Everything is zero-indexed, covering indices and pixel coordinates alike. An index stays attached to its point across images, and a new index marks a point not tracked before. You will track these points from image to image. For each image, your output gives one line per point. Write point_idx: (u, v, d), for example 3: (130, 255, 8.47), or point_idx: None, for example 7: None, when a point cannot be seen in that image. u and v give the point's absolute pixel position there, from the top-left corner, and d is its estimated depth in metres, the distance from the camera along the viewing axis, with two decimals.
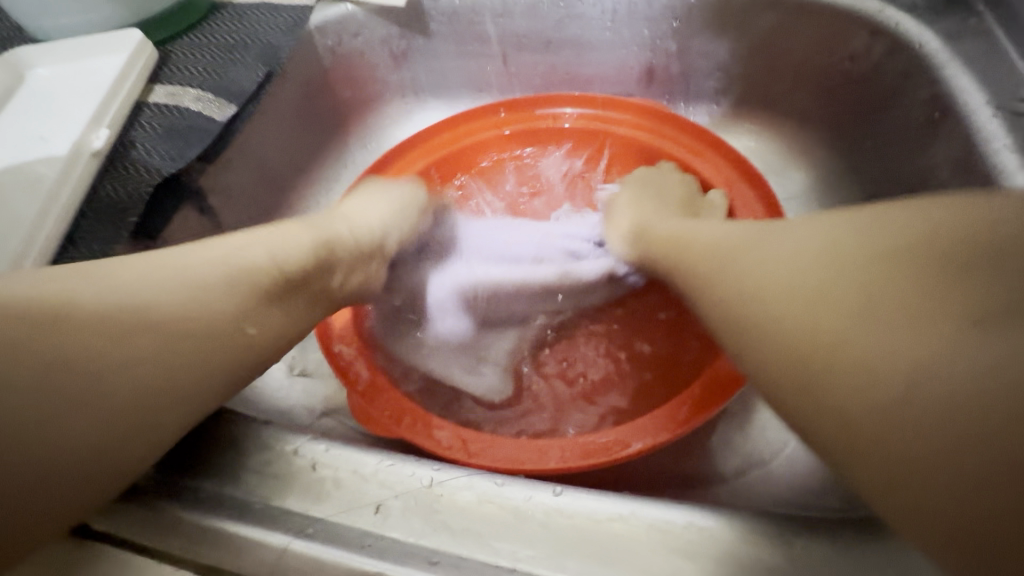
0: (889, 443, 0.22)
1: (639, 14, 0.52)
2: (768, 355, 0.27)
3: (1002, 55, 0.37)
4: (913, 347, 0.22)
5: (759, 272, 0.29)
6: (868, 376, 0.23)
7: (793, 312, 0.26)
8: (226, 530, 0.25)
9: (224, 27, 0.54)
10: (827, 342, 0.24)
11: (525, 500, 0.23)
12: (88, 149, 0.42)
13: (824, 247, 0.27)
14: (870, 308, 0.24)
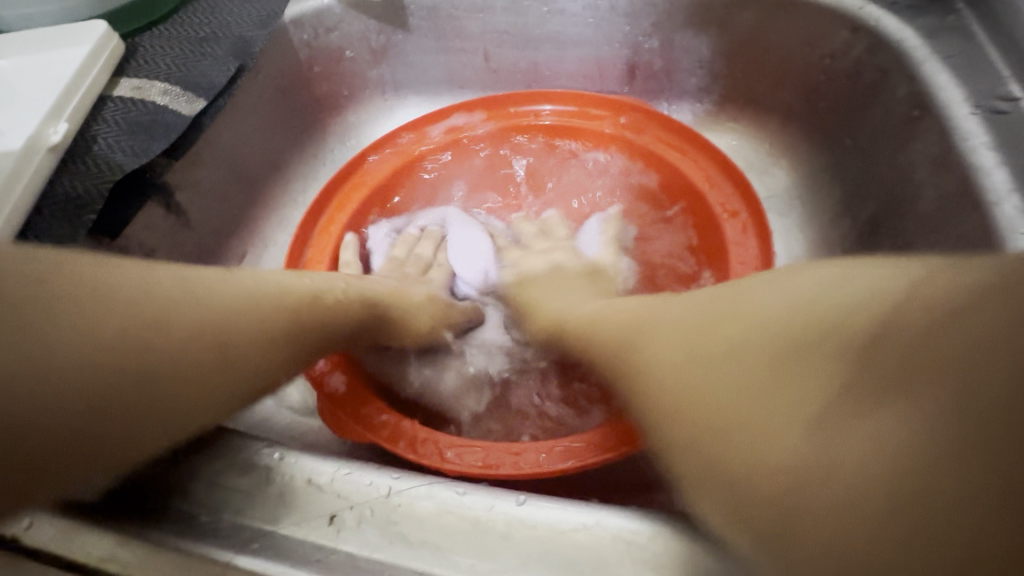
0: (776, 505, 0.19)
1: (620, 10, 0.51)
2: (655, 415, 0.25)
3: (980, 52, 0.36)
4: (794, 402, 0.21)
5: (654, 335, 0.28)
6: (763, 428, 0.21)
7: (688, 367, 0.24)
8: (167, 544, 0.23)
9: (197, 19, 0.53)
10: (720, 400, 0.22)
11: (486, 510, 0.22)
12: (44, 143, 0.40)
13: (720, 306, 0.27)
14: (764, 354, 0.22)
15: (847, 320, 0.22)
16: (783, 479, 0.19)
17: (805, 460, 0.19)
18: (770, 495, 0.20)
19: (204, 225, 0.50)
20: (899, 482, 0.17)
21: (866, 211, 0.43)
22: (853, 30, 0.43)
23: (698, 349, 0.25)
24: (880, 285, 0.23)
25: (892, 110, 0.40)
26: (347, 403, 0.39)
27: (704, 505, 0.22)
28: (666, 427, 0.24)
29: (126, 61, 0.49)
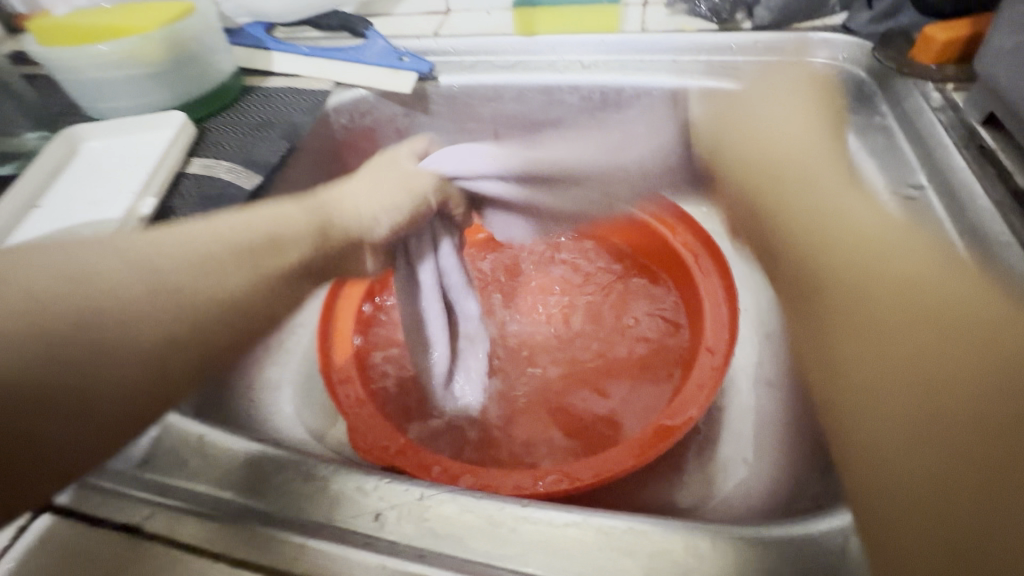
0: (920, 463, 0.27)
1: (610, 102, 0.61)
2: (887, 339, 0.31)
3: (896, 149, 0.45)
4: (1002, 409, 0.27)
5: (926, 296, 0.32)
6: (1004, 399, 0.28)
7: (930, 344, 0.30)
8: (234, 526, 0.27)
9: (256, 108, 0.63)
10: (956, 382, 0.28)
11: (498, 510, 0.27)
12: (136, 216, 0.49)
13: (918, 288, 0.32)
14: (998, 340, 0.29)
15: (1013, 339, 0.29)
16: (926, 449, 0.27)
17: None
18: (974, 437, 0.27)
19: None
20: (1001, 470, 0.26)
21: None
22: None
23: (924, 338, 0.30)
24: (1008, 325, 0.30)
25: None
26: (360, 412, 0.43)
27: (874, 419, 0.30)
28: (900, 400, 0.29)
29: (196, 143, 0.59)
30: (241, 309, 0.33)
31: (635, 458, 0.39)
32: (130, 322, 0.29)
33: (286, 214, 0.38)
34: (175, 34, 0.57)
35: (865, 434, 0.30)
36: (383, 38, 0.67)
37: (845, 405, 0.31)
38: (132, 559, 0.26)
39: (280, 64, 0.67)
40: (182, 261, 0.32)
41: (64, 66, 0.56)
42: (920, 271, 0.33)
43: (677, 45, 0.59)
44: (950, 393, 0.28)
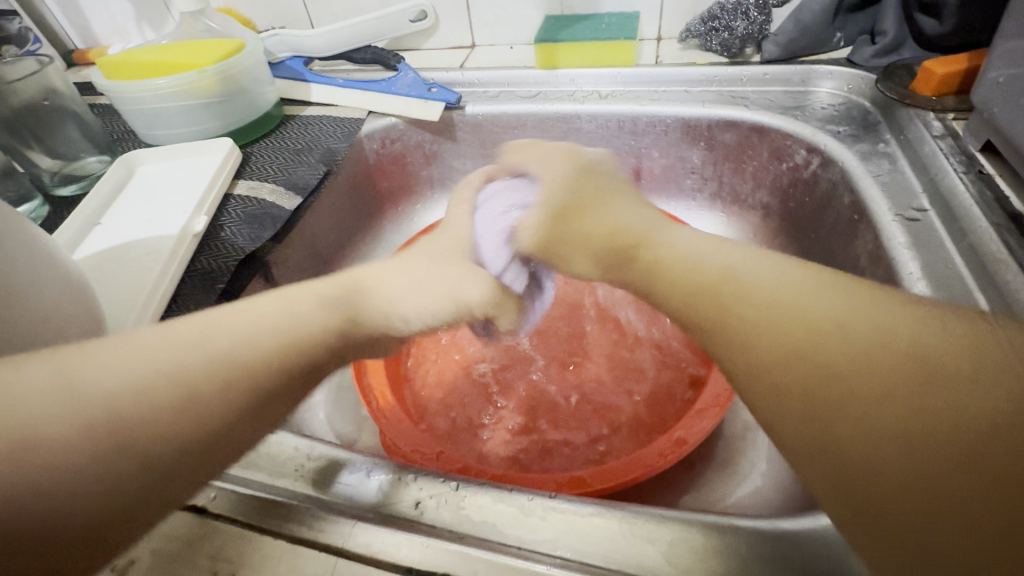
0: (883, 444, 0.21)
1: (626, 130, 0.64)
2: (769, 346, 0.25)
3: (901, 172, 0.47)
4: (924, 346, 0.23)
5: (756, 336, 0.26)
6: (907, 417, 0.21)
7: (777, 391, 0.24)
8: (290, 510, 0.30)
9: (295, 134, 0.68)
10: (848, 405, 0.22)
11: (529, 500, 0.30)
12: (190, 232, 0.53)
13: (770, 300, 0.26)
14: (857, 362, 0.23)
15: (814, 295, 0.26)
16: (888, 493, 0.21)
17: (940, 416, 0.21)
18: (918, 396, 0.21)
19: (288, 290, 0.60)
20: (1004, 419, 0.20)
21: None
22: (808, 149, 0.54)
23: (773, 362, 0.25)
24: (830, 277, 0.27)
25: (841, 214, 0.50)
26: (391, 416, 0.46)
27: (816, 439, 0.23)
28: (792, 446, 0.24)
29: (241, 167, 0.63)
30: (228, 421, 0.26)
31: (653, 463, 0.41)
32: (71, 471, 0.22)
33: (305, 307, 0.31)
34: (226, 68, 0.62)
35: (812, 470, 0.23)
36: (413, 71, 0.72)
37: (775, 427, 0.25)
38: (199, 536, 0.29)
39: (318, 94, 0.72)
40: (147, 383, 0.25)
41: (126, 98, 0.62)
42: (767, 281, 0.27)
43: (689, 77, 0.63)
44: (840, 428, 0.22)
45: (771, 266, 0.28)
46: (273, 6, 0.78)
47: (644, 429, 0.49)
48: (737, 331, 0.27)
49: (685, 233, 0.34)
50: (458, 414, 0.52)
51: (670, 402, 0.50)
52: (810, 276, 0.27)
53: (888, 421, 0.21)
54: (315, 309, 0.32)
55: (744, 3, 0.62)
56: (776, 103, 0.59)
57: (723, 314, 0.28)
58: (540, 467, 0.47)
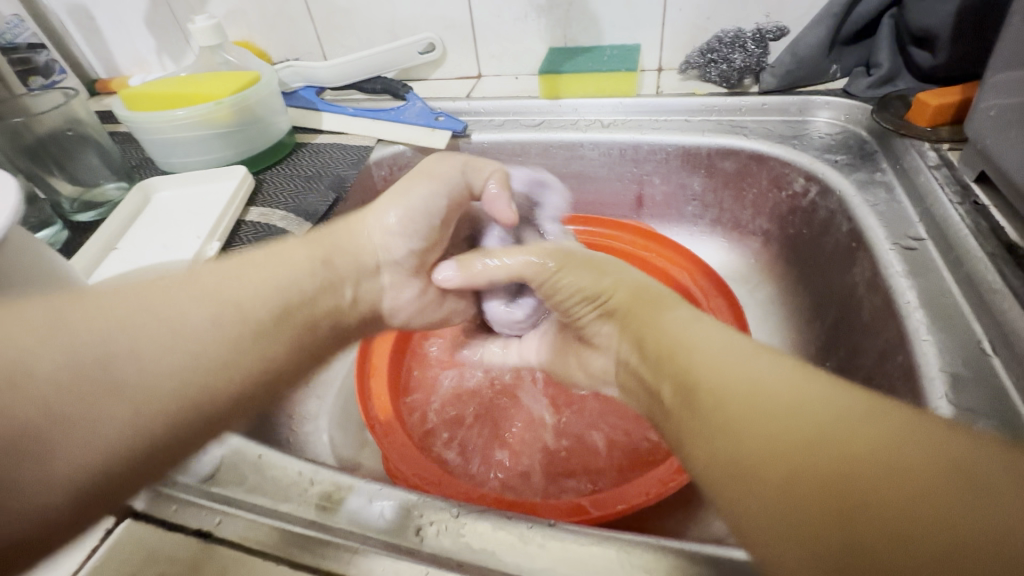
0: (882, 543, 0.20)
1: (628, 157, 0.66)
2: (754, 441, 0.24)
3: (898, 201, 0.48)
4: (908, 435, 0.21)
5: (766, 457, 0.23)
6: (902, 509, 0.20)
7: (797, 534, 0.21)
8: (293, 534, 0.30)
9: (306, 161, 0.70)
10: (840, 498, 0.21)
11: (528, 527, 0.30)
12: (203, 258, 0.55)
13: (786, 410, 0.24)
14: (886, 485, 0.20)
15: (796, 384, 0.25)
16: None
17: (937, 508, 0.19)
18: (914, 486, 0.20)
19: None
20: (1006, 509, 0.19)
21: (828, 317, 0.51)
22: (807, 177, 0.55)
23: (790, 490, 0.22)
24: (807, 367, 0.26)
25: (839, 242, 0.50)
26: (394, 439, 0.46)
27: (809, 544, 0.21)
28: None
29: (253, 193, 0.65)
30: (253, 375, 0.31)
31: (654, 490, 0.41)
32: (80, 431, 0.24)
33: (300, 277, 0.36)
34: (242, 99, 0.65)
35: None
36: (421, 101, 0.74)
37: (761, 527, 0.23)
38: (203, 560, 0.29)
39: (328, 122, 0.75)
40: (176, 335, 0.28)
41: (146, 127, 0.64)
42: (774, 386, 0.25)
43: (688, 107, 0.65)
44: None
45: (778, 366, 0.27)
46: (288, 39, 0.82)
47: (646, 456, 0.49)
48: (716, 422, 0.26)
49: (679, 315, 0.34)
50: (461, 438, 0.52)
51: None
52: (790, 365, 0.27)
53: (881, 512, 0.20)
54: (299, 251, 0.38)
55: (742, 37, 0.64)
56: (775, 132, 0.60)
57: (704, 405, 0.27)
58: (542, 493, 0.47)
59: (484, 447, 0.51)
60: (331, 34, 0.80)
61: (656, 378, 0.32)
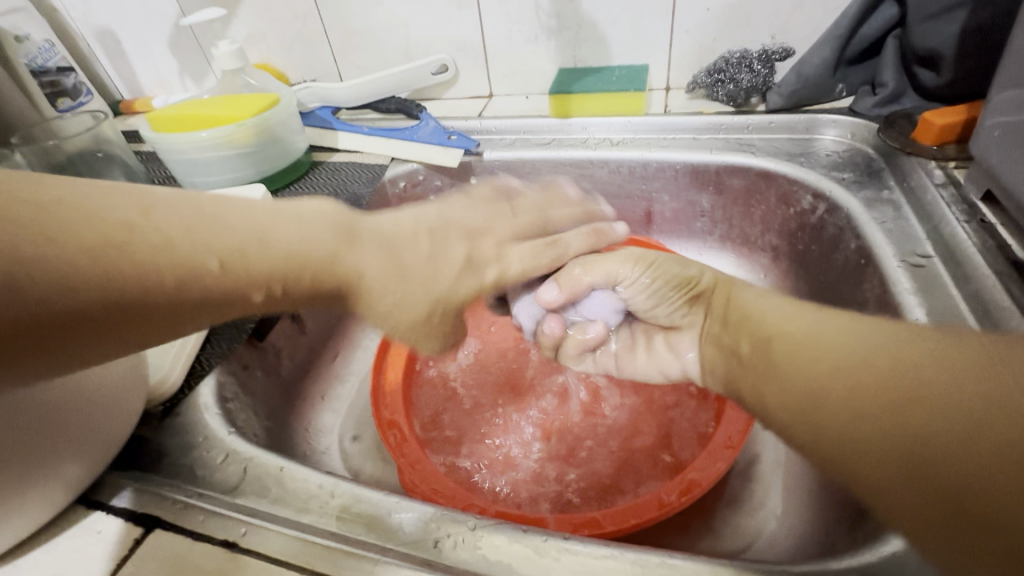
0: (953, 469, 0.23)
1: (637, 175, 0.67)
2: (836, 401, 0.28)
3: (905, 218, 0.49)
4: (967, 374, 0.25)
5: (829, 385, 0.29)
6: (963, 437, 0.23)
7: (860, 420, 0.26)
8: (316, 545, 0.31)
9: (322, 180, 0.72)
10: (911, 438, 0.24)
11: (543, 540, 0.31)
12: None
13: (841, 338, 0.30)
14: (952, 419, 0.24)
15: (872, 344, 0.29)
16: (986, 502, 0.22)
17: (995, 434, 0.23)
18: (972, 420, 0.23)
19: (314, 330, 0.59)
20: None
21: None
22: (814, 195, 0.56)
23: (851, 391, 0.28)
24: (884, 328, 0.30)
25: (848, 259, 0.51)
26: (408, 453, 0.47)
27: (885, 482, 0.25)
28: (883, 474, 0.25)
29: None
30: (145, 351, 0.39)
31: (665, 504, 0.41)
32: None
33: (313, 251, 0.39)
34: (262, 121, 0.67)
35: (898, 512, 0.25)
36: (434, 120, 0.76)
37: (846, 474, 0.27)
38: (228, 569, 0.30)
39: (344, 141, 0.76)
40: None
41: (170, 148, 0.67)
42: (829, 326, 0.32)
43: (696, 125, 0.66)
44: (930, 463, 0.24)
45: (833, 314, 0.33)
46: (306, 61, 0.84)
47: (656, 471, 0.49)
48: (804, 393, 0.30)
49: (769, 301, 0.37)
50: (474, 453, 0.53)
51: (683, 444, 0.50)
52: (868, 327, 0.30)
53: (942, 446, 0.23)
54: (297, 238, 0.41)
55: (748, 57, 0.65)
56: (782, 150, 0.61)
57: (793, 379, 0.31)
58: (555, 507, 0.47)
59: (497, 462, 0.52)
60: (346, 56, 0.82)
61: (732, 342, 0.38)
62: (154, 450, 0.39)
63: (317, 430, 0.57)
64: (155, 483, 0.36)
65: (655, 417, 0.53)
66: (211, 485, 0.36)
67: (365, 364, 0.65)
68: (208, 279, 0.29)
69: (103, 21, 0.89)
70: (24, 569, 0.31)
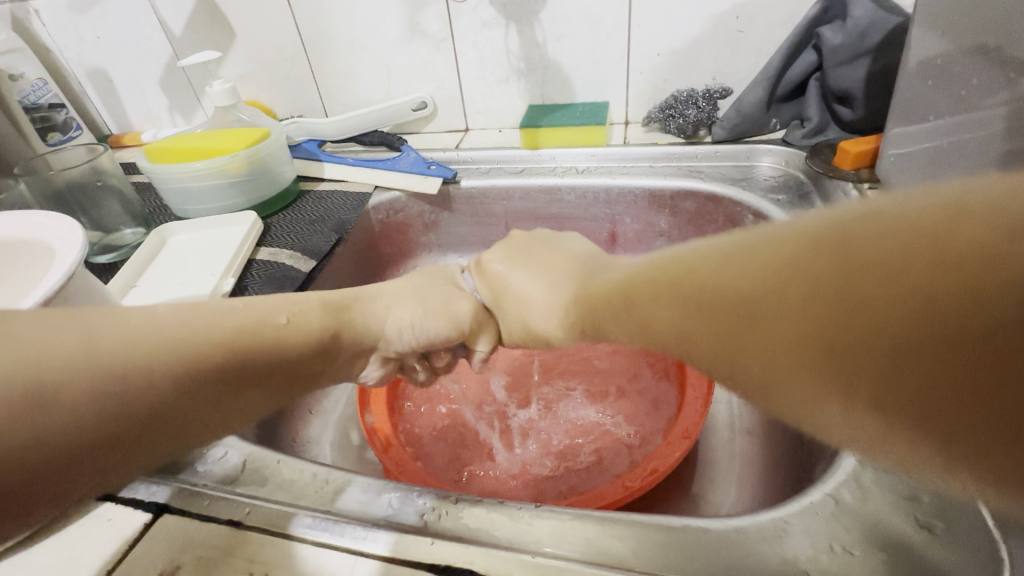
0: (815, 352, 0.22)
1: (601, 201, 0.74)
2: (706, 341, 0.27)
3: None
4: (779, 258, 0.24)
5: (694, 324, 0.28)
6: (806, 319, 0.22)
7: (745, 355, 0.25)
8: (317, 518, 0.35)
9: (310, 207, 0.77)
10: (772, 344, 0.24)
11: (517, 508, 0.35)
12: (219, 293, 0.60)
13: (674, 270, 0.31)
14: (793, 305, 0.23)
15: (705, 269, 0.28)
16: (859, 369, 0.21)
17: (821, 298, 0.22)
18: (803, 297, 0.22)
19: None
20: (858, 264, 0.21)
21: None
22: (755, 214, 0.63)
23: (712, 334, 0.27)
24: (718, 246, 0.29)
25: None
26: (393, 455, 0.50)
27: (779, 396, 0.24)
28: (777, 388, 0.24)
29: (262, 236, 0.71)
30: None
31: (629, 488, 0.45)
32: (65, 407, 0.25)
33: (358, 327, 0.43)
34: (254, 153, 0.72)
35: (807, 422, 0.23)
36: (415, 152, 0.82)
37: (755, 400, 0.26)
38: (236, 544, 0.34)
39: (330, 171, 0.82)
40: None
41: (166, 179, 0.72)
42: (665, 269, 0.32)
43: (651, 155, 0.74)
44: (799, 357, 0.23)
45: (678, 251, 0.33)
46: (293, 99, 0.90)
47: (623, 463, 0.53)
48: (684, 342, 0.29)
49: (641, 262, 0.36)
50: (456, 456, 0.56)
51: (646, 439, 0.55)
52: (700, 255, 0.30)
53: (794, 336, 0.23)
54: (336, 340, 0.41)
55: (694, 95, 0.73)
56: (727, 175, 0.69)
57: (668, 333, 0.30)
58: (532, 497, 0.51)
59: (479, 463, 0.55)
60: (331, 93, 0.89)
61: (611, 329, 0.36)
62: None
63: (306, 440, 0.60)
64: (163, 476, 0.39)
65: (619, 417, 0.57)
66: (213, 477, 0.39)
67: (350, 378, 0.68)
68: (238, 316, 0.34)
69: (96, 61, 0.93)
70: (41, 554, 0.34)
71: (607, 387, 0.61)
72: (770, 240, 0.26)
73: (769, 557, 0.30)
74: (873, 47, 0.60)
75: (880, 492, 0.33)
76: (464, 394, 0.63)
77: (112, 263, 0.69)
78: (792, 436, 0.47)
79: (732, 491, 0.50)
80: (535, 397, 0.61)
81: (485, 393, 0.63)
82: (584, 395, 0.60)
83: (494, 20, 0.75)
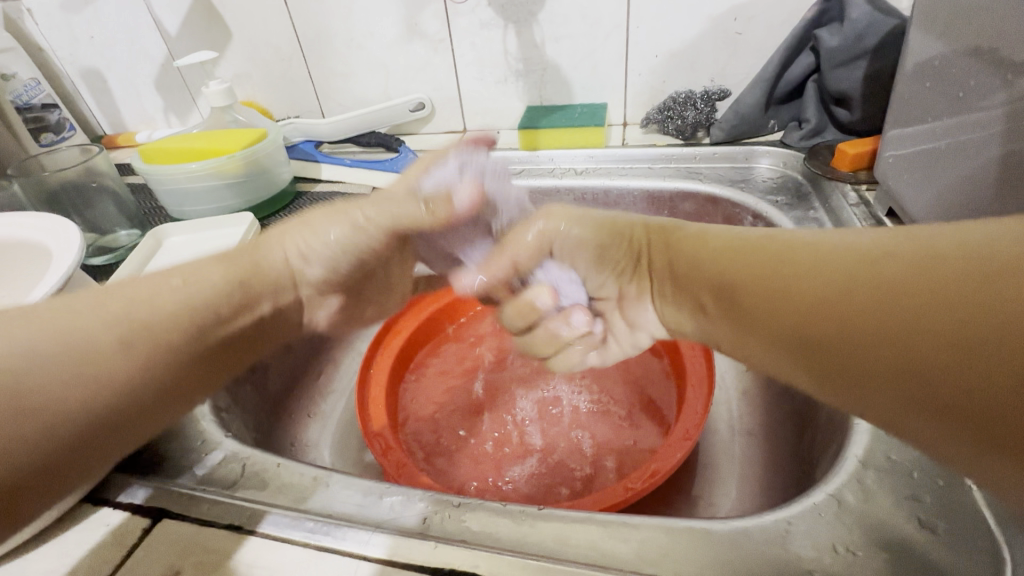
0: (934, 372, 0.24)
1: (600, 202, 0.74)
2: (814, 339, 0.29)
3: None
4: (915, 275, 0.26)
5: (801, 320, 0.30)
6: (935, 338, 0.24)
7: (859, 359, 0.27)
8: (319, 521, 0.34)
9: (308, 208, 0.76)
10: (891, 353, 0.26)
11: (520, 511, 0.35)
12: None
13: (782, 263, 0.32)
14: (925, 323, 0.25)
15: (820, 270, 0.30)
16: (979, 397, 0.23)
17: (954, 324, 0.24)
18: (938, 318, 0.24)
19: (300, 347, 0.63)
20: (997, 304, 0.23)
21: None
22: (755, 215, 0.64)
23: (822, 330, 0.29)
24: (831, 248, 0.30)
25: None
26: (393, 457, 0.50)
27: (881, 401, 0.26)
28: (885, 395, 0.26)
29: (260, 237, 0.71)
30: None
31: (631, 489, 0.45)
32: None
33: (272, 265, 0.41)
34: (251, 153, 0.71)
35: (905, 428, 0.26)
36: (413, 153, 0.81)
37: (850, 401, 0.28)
38: (236, 548, 0.33)
39: (328, 173, 0.81)
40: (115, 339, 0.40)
41: (161, 179, 0.71)
42: (772, 255, 0.33)
43: (650, 156, 0.74)
44: (917, 372, 0.25)
45: (783, 238, 0.34)
46: (290, 100, 0.90)
47: (624, 465, 0.53)
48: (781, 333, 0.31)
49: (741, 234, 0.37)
50: (456, 458, 0.56)
51: (646, 440, 0.55)
52: (811, 253, 0.31)
53: (920, 353, 0.25)
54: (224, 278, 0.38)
55: (692, 97, 0.74)
56: (725, 177, 0.69)
57: (766, 322, 0.32)
58: (534, 500, 0.51)
59: (479, 464, 0.55)
60: (329, 94, 0.88)
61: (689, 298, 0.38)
62: (153, 453, 0.41)
63: (305, 443, 0.59)
64: (162, 480, 0.38)
65: (619, 418, 0.58)
66: (212, 481, 0.38)
67: (348, 381, 0.67)
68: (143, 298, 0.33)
69: (90, 61, 0.92)
70: (36, 561, 0.33)
71: (605, 388, 0.61)
72: (896, 254, 0.27)
73: (776, 560, 0.30)
74: (871, 49, 0.60)
75: (884, 493, 0.33)
76: (462, 395, 0.63)
77: (107, 265, 0.69)
78: (794, 438, 0.47)
79: (733, 493, 0.50)
80: (534, 398, 0.61)
81: (484, 394, 0.63)
82: (583, 396, 0.60)
83: (493, 21, 0.75)
